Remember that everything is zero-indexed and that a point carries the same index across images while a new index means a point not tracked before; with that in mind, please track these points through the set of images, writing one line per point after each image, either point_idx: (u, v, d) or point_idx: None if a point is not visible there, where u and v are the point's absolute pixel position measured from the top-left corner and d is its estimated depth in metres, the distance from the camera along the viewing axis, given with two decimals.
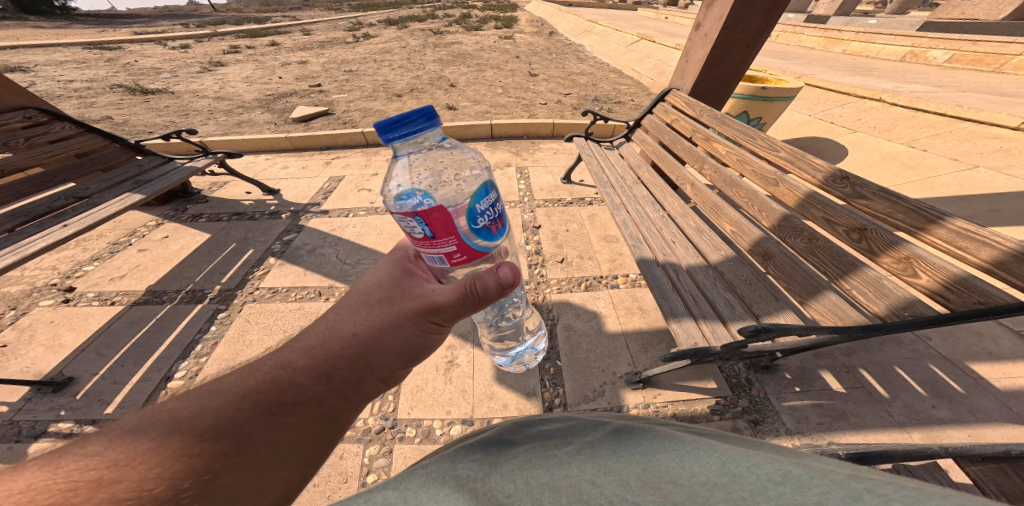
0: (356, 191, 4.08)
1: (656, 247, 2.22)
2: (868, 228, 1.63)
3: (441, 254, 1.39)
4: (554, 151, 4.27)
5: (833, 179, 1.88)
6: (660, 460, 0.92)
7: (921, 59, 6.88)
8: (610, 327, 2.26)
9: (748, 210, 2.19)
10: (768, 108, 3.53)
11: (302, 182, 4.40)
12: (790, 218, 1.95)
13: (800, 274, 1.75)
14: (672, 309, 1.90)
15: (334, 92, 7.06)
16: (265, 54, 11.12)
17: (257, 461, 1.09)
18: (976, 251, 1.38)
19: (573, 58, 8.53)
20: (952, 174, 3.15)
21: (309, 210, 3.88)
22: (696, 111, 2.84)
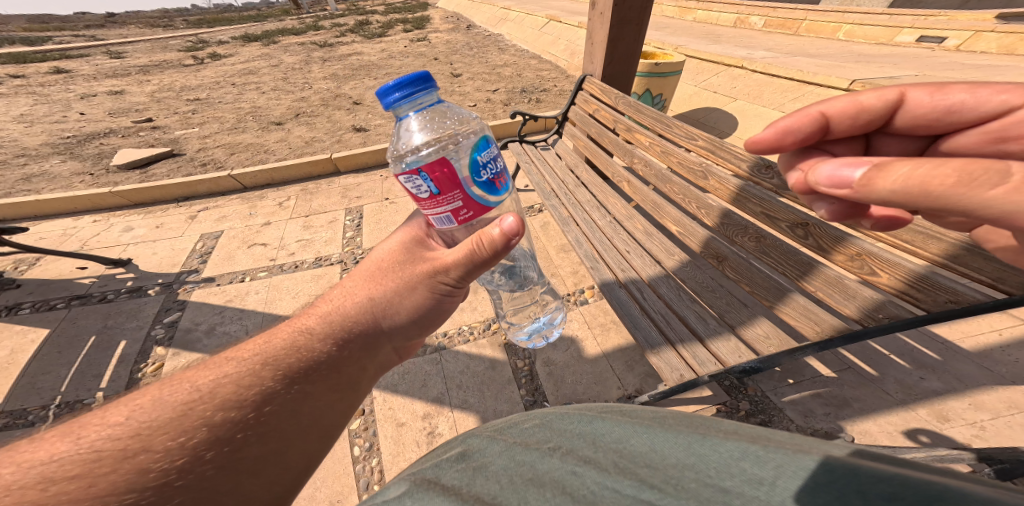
0: (244, 248, 3.40)
1: (614, 264, 2.16)
2: (809, 223, 1.68)
3: (447, 213, 1.33)
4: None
5: (758, 167, 1.93)
6: (635, 445, 0.97)
7: (746, 24, 7.96)
8: (589, 352, 2.15)
9: (687, 206, 2.22)
10: (665, 83, 3.69)
11: (168, 242, 3.54)
12: (733, 214, 1.98)
13: (760, 277, 1.78)
14: (649, 341, 1.79)
15: (181, 126, 5.87)
16: (58, 83, 8.87)
17: (278, 435, 1.08)
18: (926, 244, 1.40)
19: (488, 53, 8.27)
20: None
21: (185, 280, 3.12)
22: (611, 99, 2.81)
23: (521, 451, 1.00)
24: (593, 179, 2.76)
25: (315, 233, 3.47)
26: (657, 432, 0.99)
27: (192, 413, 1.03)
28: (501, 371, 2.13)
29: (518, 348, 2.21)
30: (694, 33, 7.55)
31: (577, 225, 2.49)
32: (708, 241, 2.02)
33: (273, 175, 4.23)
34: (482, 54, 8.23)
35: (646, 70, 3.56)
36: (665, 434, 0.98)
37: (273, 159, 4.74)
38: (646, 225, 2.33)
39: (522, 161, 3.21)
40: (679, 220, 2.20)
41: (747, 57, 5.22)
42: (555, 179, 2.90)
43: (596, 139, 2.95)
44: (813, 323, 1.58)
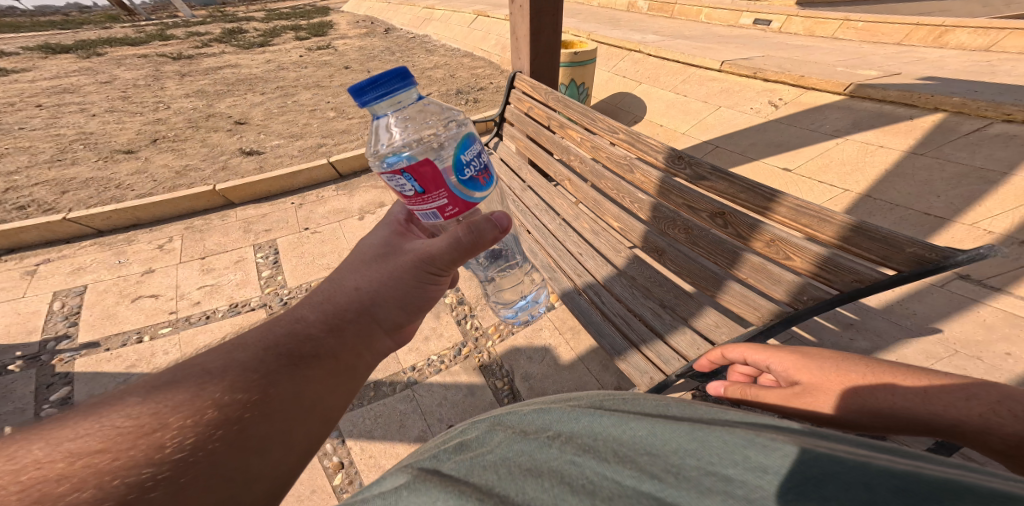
0: (131, 304, 2.96)
1: (570, 272, 2.21)
2: (725, 212, 1.84)
3: (433, 210, 1.26)
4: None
5: (671, 158, 2.07)
6: (634, 430, 0.84)
7: (635, 10, 8.62)
8: (566, 358, 2.18)
9: (622, 201, 2.31)
10: (587, 72, 3.82)
11: (11, 305, 3.00)
12: (661, 207, 2.09)
13: (698, 268, 1.92)
14: (615, 348, 1.88)
15: (40, 153, 5.02)
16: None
17: (284, 414, 0.99)
18: (822, 227, 1.59)
19: (407, 54, 8.03)
20: (711, 114, 3.97)
21: (54, 349, 2.66)
22: (543, 96, 2.80)
23: (515, 442, 0.86)
24: (537, 182, 2.77)
25: (218, 278, 3.12)
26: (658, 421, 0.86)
27: (204, 391, 0.93)
28: (481, 395, 2.08)
29: (495, 367, 2.18)
30: (606, 18, 7.86)
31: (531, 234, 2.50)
32: (647, 236, 2.14)
33: (137, 213, 3.69)
34: (400, 58, 7.92)
35: (568, 60, 3.64)
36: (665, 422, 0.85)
37: (163, 189, 4.16)
38: (595, 224, 2.37)
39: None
40: (619, 215, 2.27)
41: (650, 41, 5.53)
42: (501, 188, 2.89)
43: (535, 137, 2.93)
44: (756, 309, 1.73)
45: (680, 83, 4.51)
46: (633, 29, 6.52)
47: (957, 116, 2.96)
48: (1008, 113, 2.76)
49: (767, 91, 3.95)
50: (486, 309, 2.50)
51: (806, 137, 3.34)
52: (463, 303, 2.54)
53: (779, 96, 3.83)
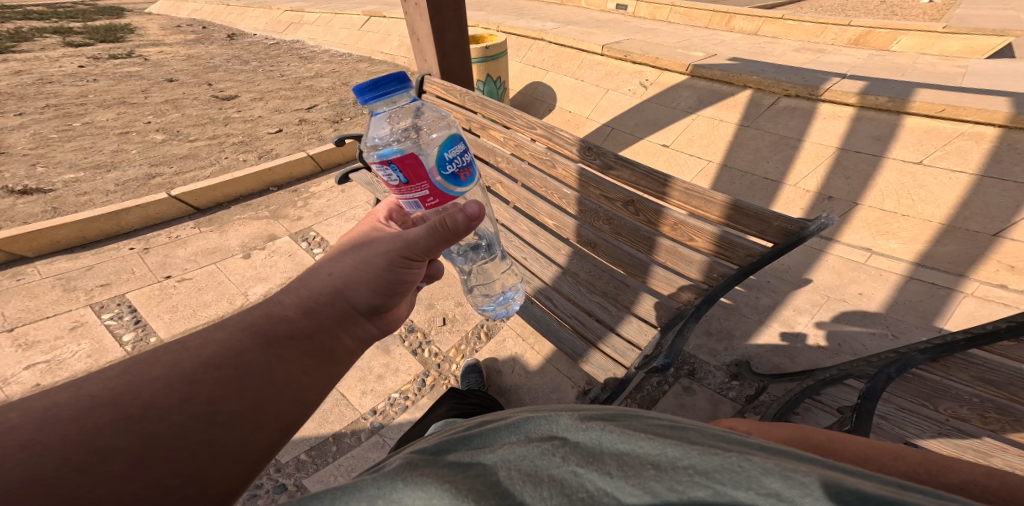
0: None
1: (518, 280, 2.26)
2: (633, 200, 1.92)
3: (416, 199, 1.37)
4: (330, 202, 3.56)
5: (582, 149, 2.11)
6: (646, 446, 0.66)
7: None
8: (532, 367, 2.18)
9: (552, 198, 2.32)
10: (499, 66, 3.88)
11: None
12: (584, 201, 2.13)
13: (624, 255, 2.03)
14: (575, 351, 1.95)
15: None
16: None
17: (242, 404, 0.90)
18: (707, 208, 1.75)
19: (280, 60, 7.17)
20: (603, 97, 4.03)
21: None
22: (457, 96, 2.67)
23: (513, 444, 0.70)
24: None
25: (54, 352, 2.41)
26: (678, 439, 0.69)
27: (168, 374, 0.87)
28: None
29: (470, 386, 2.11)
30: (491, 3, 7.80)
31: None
32: (579, 230, 2.20)
33: None
34: (269, 64, 6.99)
35: (480, 55, 3.67)
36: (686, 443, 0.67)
37: None
38: (537, 227, 2.37)
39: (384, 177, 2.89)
40: (552, 213, 2.30)
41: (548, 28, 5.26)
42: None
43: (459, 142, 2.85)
44: (683, 290, 1.86)
45: (577, 68, 4.37)
46: (527, 15, 6.47)
47: (758, 93, 3.31)
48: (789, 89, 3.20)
49: (631, 72, 4.00)
50: (441, 332, 2.38)
51: (666, 116, 3.56)
52: (416, 329, 2.38)
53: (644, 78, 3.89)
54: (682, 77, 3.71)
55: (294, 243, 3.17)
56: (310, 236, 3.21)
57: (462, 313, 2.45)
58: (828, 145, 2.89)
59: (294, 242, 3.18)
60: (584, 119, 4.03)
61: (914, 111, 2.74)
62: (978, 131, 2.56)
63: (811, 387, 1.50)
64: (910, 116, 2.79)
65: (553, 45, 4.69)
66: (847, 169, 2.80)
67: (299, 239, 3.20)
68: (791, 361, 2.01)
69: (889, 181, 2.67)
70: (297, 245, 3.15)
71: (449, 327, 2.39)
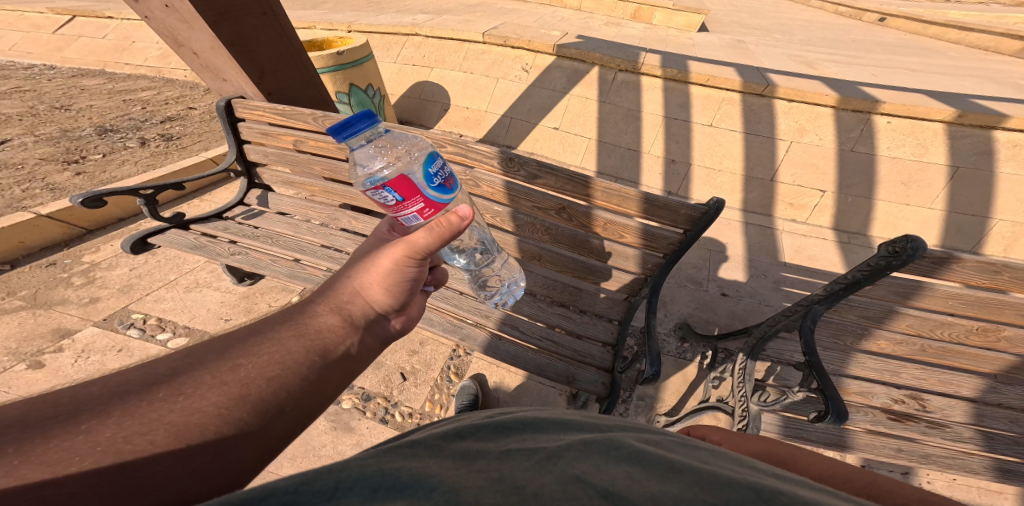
0: None
1: (472, 313, 2.05)
2: (565, 206, 1.84)
3: (412, 216, 1.38)
4: (147, 269, 2.64)
5: (503, 161, 1.89)
6: (636, 470, 0.83)
7: None
8: (505, 400, 1.99)
9: None
10: (365, 71, 3.55)
11: None
12: (518, 216, 2.00)
13: (568, 259, 2.04)
14: (560, 375, 1.84)
15: None
16: None
17: (269, 395, 1.03)
18: (630, 204, 1.76)
19: None
20: (496, 87, 3.89)
21: None
22: (287, 118, 2.25)
23: (525, 457, 0.87)
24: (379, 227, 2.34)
25: None
26: (677, 471, 0.83)
27: (222, 367, 1.03)
28: None
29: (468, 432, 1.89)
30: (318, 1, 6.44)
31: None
32: (522, 245, 2.12)
33: None
34: None
35: (332, 62, 3.31)
36: (688, 475, 0.81)
37: None
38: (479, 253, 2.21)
39: (220, 232, 2.36)
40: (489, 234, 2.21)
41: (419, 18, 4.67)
42: (333, 248, 2.29)
43: (336, 177, 2.33)
44: (628, 282, 2.00)
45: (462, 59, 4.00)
46: (389, 7, 5.71)
47: (602, 69, 3.56)
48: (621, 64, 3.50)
49: (513, 58, 3.83)
50: (405, 390, 1.97)
51: (549, 100, 3.69)
52: (373, 396, 1.94)
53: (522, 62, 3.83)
54: (553, 59, 3.70)
55: (115, 331, 2.29)
56: (135, 319, 2.35)
57: (420, 361, 2.06)
58: (658, 115, 3.39)
59: (115, 332, 2.29)
60: (484, 114, 3.93)
61: (694, 82, 3.33)
62: (728, 97, 3.32)
63: (756, 345, 1.72)
64: (690, 86, 3.37)
65: (431, 39, 4.13)
66: (675, 136, 3.39)
67: (119, 327, 2.31)
68: (716, 314, 2.37)
69: (701, 142, 3.37)
70: (122, 333, 2.28)
71: (411, 381, 1.98)
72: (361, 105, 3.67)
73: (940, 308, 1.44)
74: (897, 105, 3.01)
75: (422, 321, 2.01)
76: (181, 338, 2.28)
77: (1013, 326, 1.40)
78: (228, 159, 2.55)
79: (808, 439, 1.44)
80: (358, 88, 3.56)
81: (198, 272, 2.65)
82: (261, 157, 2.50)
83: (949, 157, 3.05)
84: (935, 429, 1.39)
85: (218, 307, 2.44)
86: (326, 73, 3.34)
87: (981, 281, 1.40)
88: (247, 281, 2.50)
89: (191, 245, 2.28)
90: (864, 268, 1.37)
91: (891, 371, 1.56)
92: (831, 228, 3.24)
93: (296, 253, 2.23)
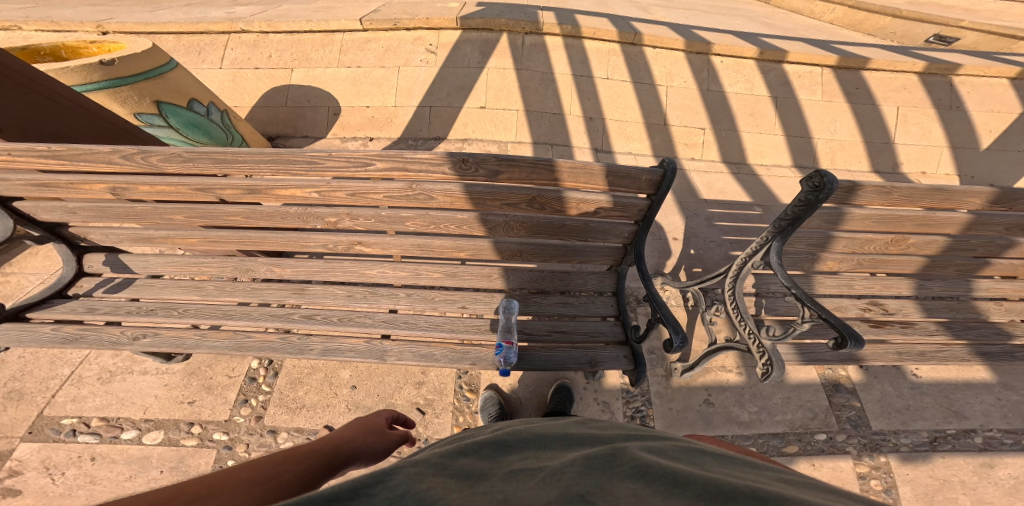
0: None
1: (465, 332, 1.72)
2: (536, 196, 1.58)
3: (507, 346, 1.64)
4: (20, 369, 2.02)
5: (455, 165, 1.53)
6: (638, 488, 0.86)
7: None
8: (524, 395, 2.16)
9: (447, 237, 1.77)
10: (175, 82, 2.52)
11: None
12: (490, 217, 1.66)
13: (549, 247, 1.77)
14: (582, 363, 1.71)
15: None
16: None
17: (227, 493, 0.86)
18: (595, 181, 1.55)
19: None
20: (399, 74, 3.28)
21: None
22: (70, 159, 1.45)
23: (525, 474, 0.93)
24: (311, 267, 1.79)
25: None
26: (683, 481, 0.86)
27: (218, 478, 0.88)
28: None
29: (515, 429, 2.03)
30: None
31: (394, 336, 1.70)
32: (499, 247, 1.77)
33: None
34: None
35: (104, 76, 2.17)
36: (689, 485, 0.85)
37: None
38: (453, 265, 1.89)
39: (84, 315, 1.61)
40: (458, 246, 1.77)
41: (238, 14, 3.74)
42: (270, 305, 1.73)
43: (213, 223, 1.65)
44: (610, 256, 1.83)
45: (339, 54, 3.32)
46: (178, 3, 4.48)
47: (509, 35, 3.26)
48: (506, 27, 3.23)
49: (412, 41, 3.29)
50: (428, 423, 2.00)
51: (467, 79, 3.26)
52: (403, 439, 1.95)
53: (424, 43, 3.29)
54: (460, 33, 3.28)
55: (62, 442, 1.83)
56: (73, 423, 1.88)
57: (430, 390, 2.08)
58: (567, 75, 3.25)
59: (64, 443, 1.83)
60: (395, 110, 3.27)
61: (585, 37, 3.25)
62: (612, 49, 3.28)
63: (733, 286, 1.83)
64: (583, 41, 3.28)
65: (273, 35, 3.35)
66: (585, 94, 3.26)
67: (62, 436, 1.84)
68: (675, 258, 2.65)
69: (604, 95, 3.26)
70: (75, 442, 1.83)
71: (431, 413, 2.02)
72: (189, 126, 2.70)
73: (860, 228, 1.54)
74: (724, 45, 3.23)
75: (421, 359, 1.62)
76: (156, 432, 1.88)
77: (919, 233, 1.57)
78: (1, 225, 1.56)
79: (823, 359, 1.72)
80: (173, 106, 2.56)
81: (104, 357, 2.07)
82: (64, 215, 1.60)
83: (769, 89, 3.26)
84: (906, 327, 1.79)
85: (168, 393, 1.97)
86: (101, 92, 2.23)
87: (880, 201, 1.44)
88: (181, 357, 2.01)
89: (57, 340, 1.55)
90: (796, 203, 1.43)
91: (846, 285, 1.89)
92: (720, 162, 3.23)
93: (220, 319, 1.62)
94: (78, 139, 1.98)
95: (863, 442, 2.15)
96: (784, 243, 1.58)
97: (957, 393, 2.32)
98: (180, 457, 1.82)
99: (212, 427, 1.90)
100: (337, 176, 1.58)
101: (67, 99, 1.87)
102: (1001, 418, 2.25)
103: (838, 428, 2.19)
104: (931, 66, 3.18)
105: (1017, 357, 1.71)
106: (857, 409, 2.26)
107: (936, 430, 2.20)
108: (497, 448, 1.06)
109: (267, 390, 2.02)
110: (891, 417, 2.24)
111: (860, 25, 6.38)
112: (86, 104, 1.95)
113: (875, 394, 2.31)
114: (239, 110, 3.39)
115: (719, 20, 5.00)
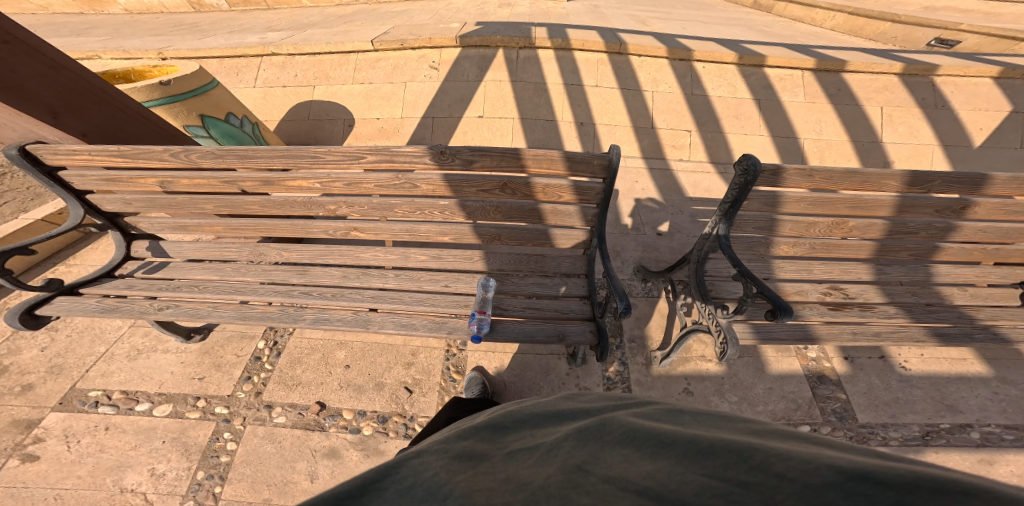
0: None
1: (444, 305, 1.91)
2: (506, 182, 1.77)
3: (480, 315, 1.84)
4: (66, 346, 2.35)
5: (435, 156, 1.75)
6: (627, 454, 0.96)
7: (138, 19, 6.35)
8: (508, 377, 2.30)
9: (433, 223, 1.98)
10: (216, 99, 2.90)
11: None
12: (467, 203, 1.86)
13: (524, 230, 1.95)
14: (551, 335, 1.82)
15: None
16: None
17: None
18: (556, 167, 1.73)
19: None
20: (405, 89, 3.60)
21: None
22: (125, 155, 1.77)
23: (521, 454, 1.05)
24: (315, 250, 2.06)
25: None
26: (668, 444, 0.97)
27: None
28: None
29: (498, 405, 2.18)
30: (115, 31, 5.41)
31: (380, 309, 1.90)
32: (477, 230, 1.97)
33: None
34: None
35: (163, 94, 2.57)
36: (674, 448, 0.95)
37: None
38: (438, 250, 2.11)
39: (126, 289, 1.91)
40: (442, 230, 1.98)
41: (271, 39, 4.17)
42: (275, 283, 1.99)
43: (236, 211, 1.93)
44: (580, 241, 1.99)
45: (354, 72, 3.66)
46: (223, 32, 5.00)
47: (505, 50, 3.55)
48: (503, 42, 3.52)
49: (417, 59, 3.62)
50: (415, 400, 2.19)
51: (466, 91, 3.53)
52: (388, 415, 2.13)
53: (430, 59, 3.61)
54: (460, 50, 3.58)
55: (84, 412, 2.11)
56: (97, 395, 2.17)
57: (418, 370, 2.30)
58: (559, 84, 3.49)
59: (86, 413, 2.11)
60: (401, 121, 3.57)
61: (574, 48, 3.48)
62: (600, 59, 3.50)
63: (696, 268, 1.99)
64: (573, 52, 3.52)
65: (298, 57, 3.74)
66: (575, 102, 3.46)
67: (86, 407, 2.13)
68: (658, 252, 2.78)
69: (595, 101, 3.45)
70: (95, 412, 2.11)
71: (418, 391, 2.22)
72: (226, 136, 3.02)
73: (798, 211, 1.65)
74: (706, 52, 3.41)
75: (402, 328, 1.81)
76: (166, 404, 2.15)
77: (857, 216, 1.69)
78: (75, 213, 1.90)
79: (779, 338, 1.80)
80: (213, 119, 2.89)
81: (134, 337, 2.40)
82: (122, 206, 1.92)
83: (751, 91, 3.41)
84: (865, 310, 1.86)
85: (182, 369, 2.27)
86: (161, 107, 2.60)
87: (806, 183, 1.58)
88: (197, 337, 2.33)
89: (99, 309, 1.83)
90: (734, 186, 1.59)
91: (806, 271, 2.00)
92: (708, 162, 3.33)
93: (232, 293, 1.89)
94: (140, 143, 2.31)
95: (850, 434, 2.19)
96: (730, 228, 1.75)
97: (949, 387, 2.34)
98: (182, 429, 2.07)
99: (215, 401, 2.16)
100: (336, 169, 1.85)
101: (136, 112, 2.21)
102: (999, 413, 2.24)
103: (823, 420, 2.23)
104: (909, 68, 3.29)
105: (973, 338, 1.78)
106: (843, 401, 2.30)
107: (928, 424, 2.21)
108: (493, 429, 1.17)
109: (269, 368, 2.29)
110: (879, 410, 2.26)
111: (862, 30, 6.32)
112: (150, 116, 2.29)
113: (862, 387, 2.35)
114: (268, 124, 3.76)
115: (717, 31, 5.14)
